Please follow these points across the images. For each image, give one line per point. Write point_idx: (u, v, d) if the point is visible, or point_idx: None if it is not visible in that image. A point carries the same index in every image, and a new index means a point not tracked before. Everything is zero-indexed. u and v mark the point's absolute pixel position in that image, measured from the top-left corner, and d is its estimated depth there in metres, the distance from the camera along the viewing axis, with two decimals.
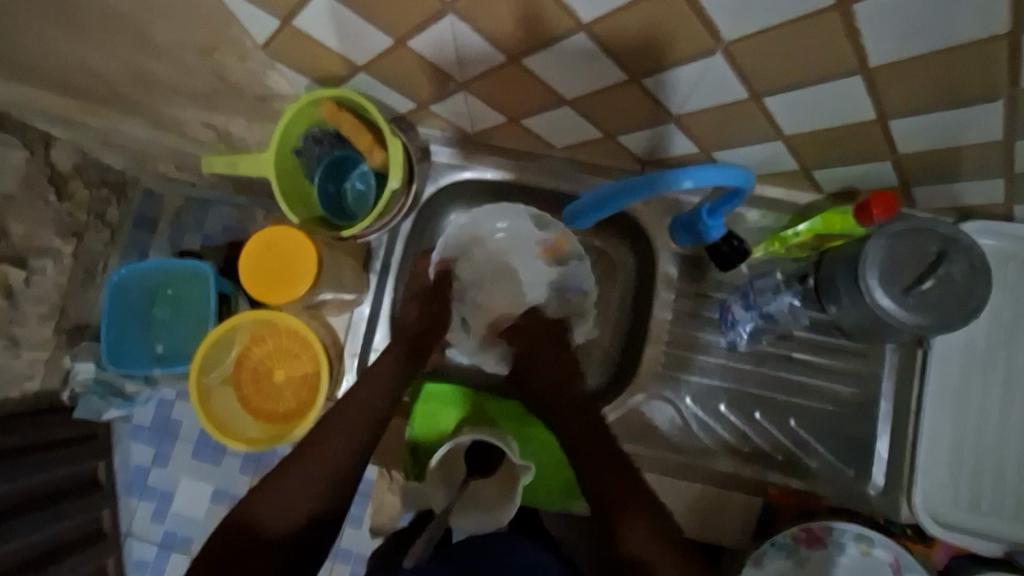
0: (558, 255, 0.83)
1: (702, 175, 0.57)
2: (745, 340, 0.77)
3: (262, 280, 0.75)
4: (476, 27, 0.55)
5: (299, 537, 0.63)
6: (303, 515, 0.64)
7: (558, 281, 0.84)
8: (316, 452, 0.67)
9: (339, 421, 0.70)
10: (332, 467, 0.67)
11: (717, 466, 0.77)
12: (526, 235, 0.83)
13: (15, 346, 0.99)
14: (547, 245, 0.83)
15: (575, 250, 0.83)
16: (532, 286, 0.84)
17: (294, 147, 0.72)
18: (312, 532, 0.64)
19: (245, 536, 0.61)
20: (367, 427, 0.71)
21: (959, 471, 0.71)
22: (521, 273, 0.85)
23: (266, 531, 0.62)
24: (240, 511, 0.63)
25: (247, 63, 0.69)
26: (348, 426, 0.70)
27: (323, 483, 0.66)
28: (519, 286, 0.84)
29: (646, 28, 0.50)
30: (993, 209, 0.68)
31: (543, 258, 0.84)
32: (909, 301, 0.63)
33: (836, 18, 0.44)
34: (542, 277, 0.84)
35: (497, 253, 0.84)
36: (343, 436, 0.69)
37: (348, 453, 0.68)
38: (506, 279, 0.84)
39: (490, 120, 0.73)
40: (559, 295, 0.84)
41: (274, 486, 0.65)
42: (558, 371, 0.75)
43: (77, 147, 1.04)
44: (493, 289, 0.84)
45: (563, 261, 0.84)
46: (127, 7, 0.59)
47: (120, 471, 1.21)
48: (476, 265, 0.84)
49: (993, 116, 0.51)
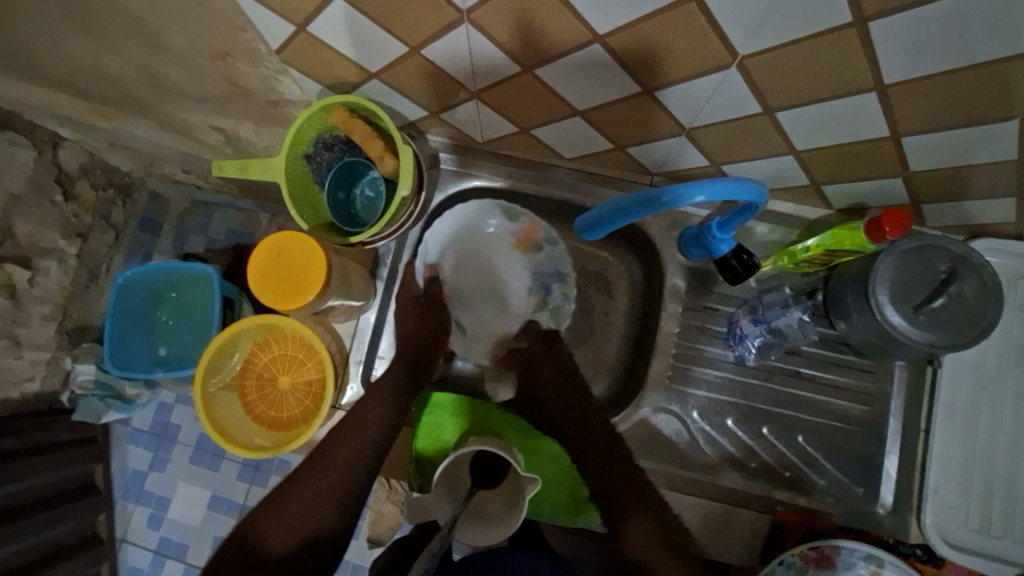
0: (532, 242, 0.85)
1: (715, 189, 0.56)
2: (753, 354, 0.76)
3: (269, 287, 0.73)
4: (491, 37, 0.55)
5: (301, 552, 0.63)
6: (305, 531, 0.64)
7: (536, 268, 0.85)
8: (319, 468, 0.68)
9: (341, 435, 0.70)
10: (335, 483, 0.68)
11: (723, 481, 0.76)
12: (499, 229, 0.85)
13: (17, 346, 0.98)
14: (521, 235, 0.85)
15: (548, 234, 0.84)
16: (515, 282, 0.86)
17: (305, 152, 0.72)
18: (313, 548, 0.64)
19: (248, 552, 0.62)
20: (370, 440, 0.71)
21: (970, 492, 0.70)
22: (502, 271, 0.86)
23: (270, 547, 0.63)
24: (244, 528, 0.64)
25: (259, 68, 0.69)
26: (351, 441, 0.70)
27: (325, 499, 0.66)
28: (503, 284, 0.87)
29: (661, 41, 0.50)
30: (1003, 227, 0.68)
31: (517, 248, 0.86)
32: (919, 319, 0.63)
33: (853, 35, 0.44)
34: (518, 265, 0.86)
35: (476, 249, 0.86)
36: (345, 450, 0.69)
37: (351, 468, 0.69)
38: (488, 276, 0.87)
39: (500, 129, 0.73)
40: (539, 281, 0.85)
41: (278, 504, 0.66)
42: (560, 392, 0.79)
43: (86, 149, 1.05)
44: (481, 296, 0.87)
45: (538, 247, 0.85)
46: (142, 11, 0.60)
47: (117, 476, 1.20)
48: (460, 264, 0.86)
49: (1009, 135, 0.51)
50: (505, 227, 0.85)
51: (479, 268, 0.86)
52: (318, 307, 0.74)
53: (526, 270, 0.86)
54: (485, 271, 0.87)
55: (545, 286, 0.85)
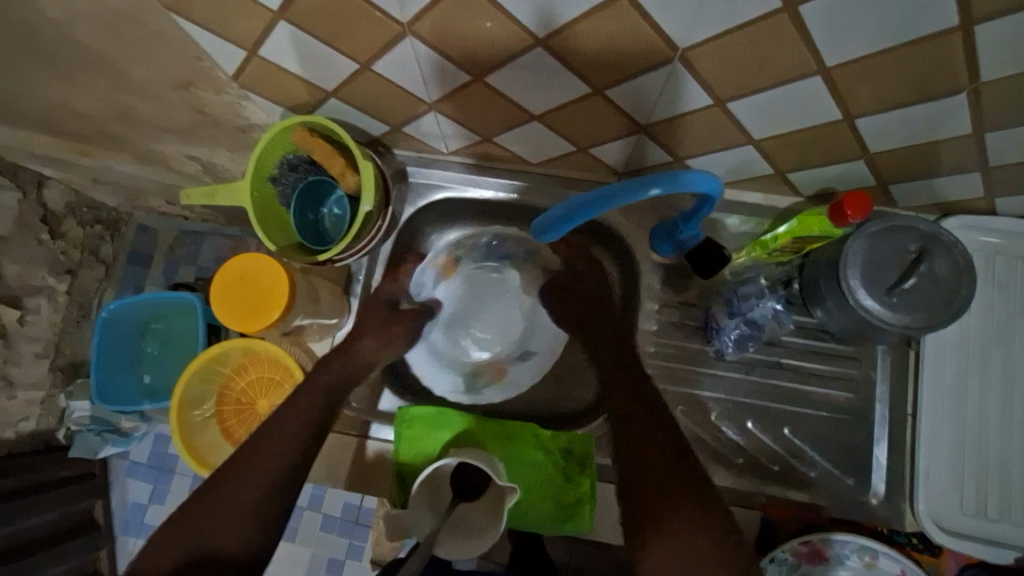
0: (452, 263, 0.87)
1: (668, 184, 0.57)
2: (732, 348, 0.74)
3: (237, 315, 0.73)
4: (440, 49, 0.55)
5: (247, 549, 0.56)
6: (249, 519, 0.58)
7: (478, 259, 0.88)
8: (229, 489, 0.59)
9: (267, 430, 0.65)
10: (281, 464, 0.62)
11: (713, 479, 0.74)
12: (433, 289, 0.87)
13: (10, 386, 0.99)
14: (443, 271, 0.87)
15: (455, 249, 0.87)
16: (483, 289, 0.88)
17: (270, 175, 0.72)
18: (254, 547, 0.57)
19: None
20: (291, 449, 0.64)
21: (962, 475, 0.69)
22: (481, 299, 0.88)
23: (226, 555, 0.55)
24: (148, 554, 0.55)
25: (223, 96, 0.70)
26: (266, 452, 0.62)
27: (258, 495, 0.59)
28: (493, 300, 0.88)
29: (602, 42, 0.50)
30: (975, 204, 0.68)
31: (451, 277, 0.88)
32: (892, 301, 0.62)
33: (786, 22, 0.44)
34: (456, 299, 0.88)
35: (460, 321, 0.87)
36: (266, 456, 0.62)
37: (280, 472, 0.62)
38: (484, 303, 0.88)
39: (464, 139, 0.74)
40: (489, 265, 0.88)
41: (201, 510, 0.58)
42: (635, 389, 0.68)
43: (70, 187, 1.05)
44: (500, 313, 0.88)
45: (460, 258, 0.87)
46: (101, 46, 0.60)
47: (118, 510, 1.20)
48: (485, 322, 0.87)
49: (963, 108, 0.50)
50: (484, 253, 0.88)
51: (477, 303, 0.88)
52: (288, 324, 0.74)
53: (476, 270, 0.88)
54: (486, 310, 0.88)
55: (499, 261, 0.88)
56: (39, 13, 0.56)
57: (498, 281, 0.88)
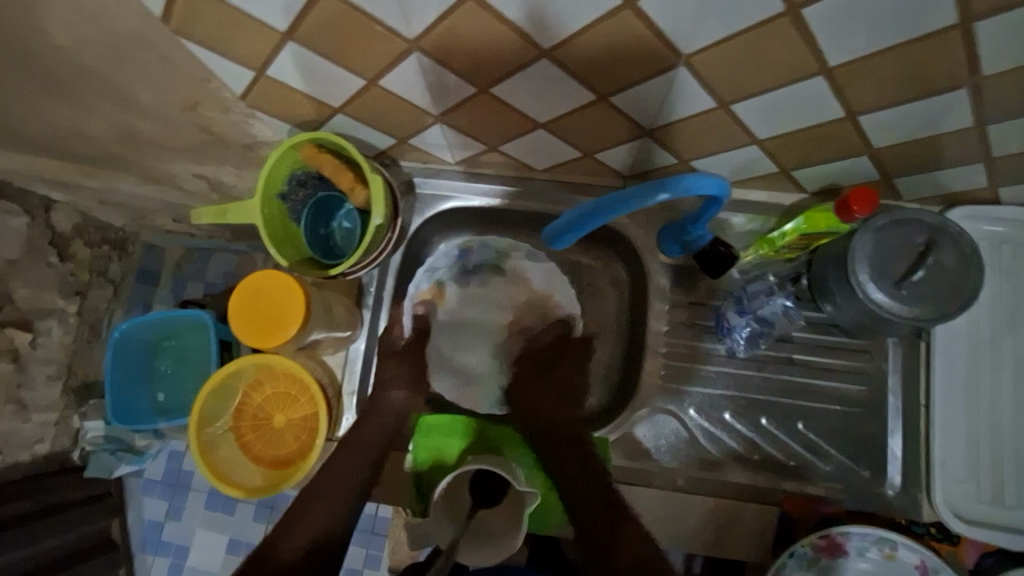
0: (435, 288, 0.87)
1: (679, 187, 0.58)
2: (743, 345, 0.76)
3: (254, 331, 0.73)
4: (445, 62, 0.56)
5: (309, 557, 0.66)
6: (309, 539, 0.68)
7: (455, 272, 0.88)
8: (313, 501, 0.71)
9: (343, 452, 0.73)
10: (351, 485, 0.72)
11: (729, 477, 0.74)
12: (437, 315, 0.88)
13: (24, 409, 1.00)
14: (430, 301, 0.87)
15: (432, 275, 0.87)
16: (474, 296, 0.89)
17: (279, 192, 0.73)
18: (316, 556, 0.67)
19: (259, 563, 0.65)
20: (359, 476, 0.73)
21: (977, 464, 0.70)
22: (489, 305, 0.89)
23: (279, 557, 0.66)
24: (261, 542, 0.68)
25: (230, 115, 0.71)
26: (343, 478, 0.72)
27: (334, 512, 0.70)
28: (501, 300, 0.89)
29: (606, 51, 0.51)
30: (979, 194, 0.68)
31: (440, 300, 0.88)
32: (902, 294, 0.63)
33: (787, 25, 0.45)
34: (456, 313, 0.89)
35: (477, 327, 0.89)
36: (343, 476, 0.72)
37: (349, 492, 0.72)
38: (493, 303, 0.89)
39: (471, 148, 0.74)
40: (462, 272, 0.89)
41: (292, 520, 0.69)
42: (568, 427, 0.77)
43: (77, 209, 1.06)
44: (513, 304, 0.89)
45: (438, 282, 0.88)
46: (109, 71, 0.61)
47: (134, 527, 1.20)
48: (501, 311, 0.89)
49: (964, 101, 0.51)
50: (456, 257, 0.88)
51: (481, 309, 0.89)
52: (303, 340, 0.74)
53: (452, 282, 0.89)
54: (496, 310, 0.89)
55: (470, 268, 0.89)
56: (48, 41, 0.57)
57: (490, 280, 0.90)
